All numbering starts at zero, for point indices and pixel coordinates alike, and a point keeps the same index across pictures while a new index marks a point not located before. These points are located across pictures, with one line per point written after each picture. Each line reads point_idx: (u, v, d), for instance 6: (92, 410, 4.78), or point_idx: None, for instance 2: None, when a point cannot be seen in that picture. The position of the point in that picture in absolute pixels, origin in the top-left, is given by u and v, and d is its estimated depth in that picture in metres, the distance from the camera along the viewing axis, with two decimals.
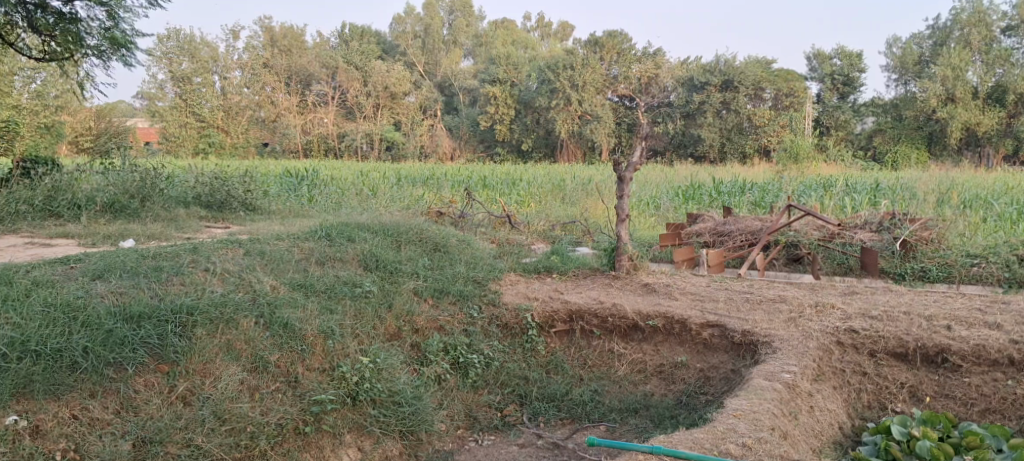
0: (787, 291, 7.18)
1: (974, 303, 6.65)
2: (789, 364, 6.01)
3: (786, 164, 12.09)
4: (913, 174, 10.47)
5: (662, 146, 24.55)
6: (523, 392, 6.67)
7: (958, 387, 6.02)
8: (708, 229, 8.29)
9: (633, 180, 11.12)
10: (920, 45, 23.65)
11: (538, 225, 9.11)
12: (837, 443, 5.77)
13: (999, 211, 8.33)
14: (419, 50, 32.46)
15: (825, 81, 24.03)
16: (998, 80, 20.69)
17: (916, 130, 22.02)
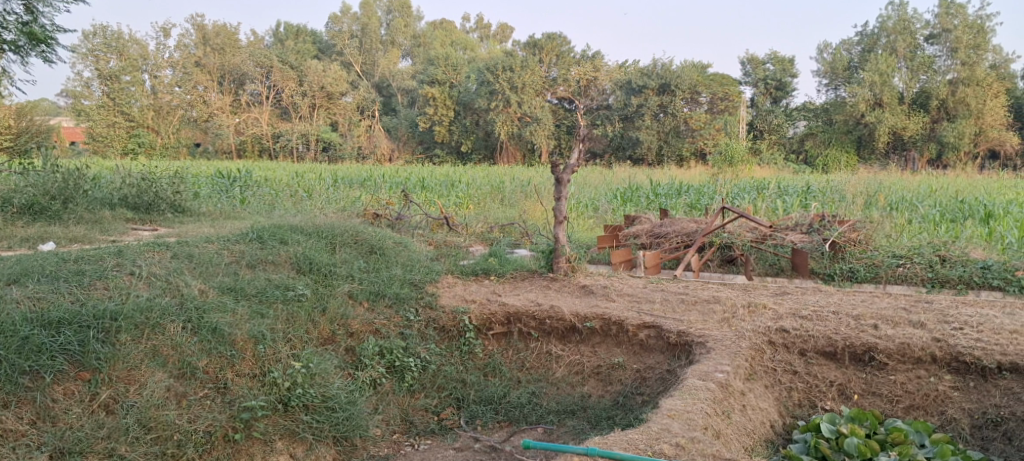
0: (721, 292, 7.29)
1: (900, 302, 6.84)
2: (722, 363, 6.09)
3: (721, 166, 12.26)
4: (842, 177, 10.71)
5: (601, 148, 24.61)
6: (460, 396, 6.64)
7: (884, 384, 6.16)
8: (645, 231, 8.36)
9: (572, 182, 11.17)
10: (849, 51, 24.15)
11: (476, 227, 9.07)
12: (769, 441, 5.87)
13: (923, 213, 8.59)
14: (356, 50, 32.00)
15: (758, 85, 24.78)
16: (922, 86, 21.55)
17: (846, 135, 22.57)
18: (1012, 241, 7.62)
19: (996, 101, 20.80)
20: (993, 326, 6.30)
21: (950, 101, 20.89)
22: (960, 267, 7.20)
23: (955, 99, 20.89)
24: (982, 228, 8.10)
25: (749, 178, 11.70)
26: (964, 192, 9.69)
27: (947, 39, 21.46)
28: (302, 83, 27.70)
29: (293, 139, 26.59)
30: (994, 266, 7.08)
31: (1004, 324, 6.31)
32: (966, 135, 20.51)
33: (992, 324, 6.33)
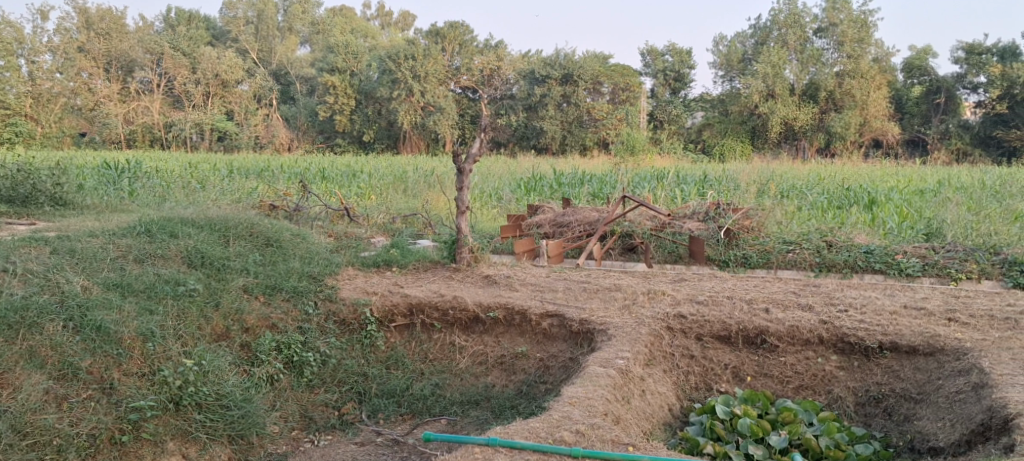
0: (622, 281, 7.41)
1: (789, 287, 7.11)
2: (622, 350, 6.19)
3: (623, 155, 12.44)
4: (737, 166, 11.03)
5: (505, 138, 24.65)
6: (362, 390, 6.54)
7: (775, 366, 6.38)
8: (547, 220, 8.41)
9: (476, 172, 11.15)
10: (744, 43, 24.94)
11: (377, 218, 8.95)
12: (667, 424, 6.01)
13: (812, 200, 8.94)
14: (252, 36, 31.17)
15: (657, 76, 25.35)
16: (811, 78, 22.40)
17: (741, 125, 23.29)
18: (892, 226, 8.00)
19: (879, 92, 22.04)
20: (874, 307, 6.62)
21: (837, 93, 21.84)
22: (845, 251, 7.51)
23: (841, 91, 21.84)
24: (865, 215, 8.47)
25: (649, 168, 11.92)
26: (849, 180, 10.13)
27: (834, 32, 22.41)
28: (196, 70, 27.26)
29: (185, 129, 25.41)
30: (877, 250, 7.41)
31: (885, 305, 6.63)
32: (852, 125, 21.51)
33: (874, 305, 6.64)
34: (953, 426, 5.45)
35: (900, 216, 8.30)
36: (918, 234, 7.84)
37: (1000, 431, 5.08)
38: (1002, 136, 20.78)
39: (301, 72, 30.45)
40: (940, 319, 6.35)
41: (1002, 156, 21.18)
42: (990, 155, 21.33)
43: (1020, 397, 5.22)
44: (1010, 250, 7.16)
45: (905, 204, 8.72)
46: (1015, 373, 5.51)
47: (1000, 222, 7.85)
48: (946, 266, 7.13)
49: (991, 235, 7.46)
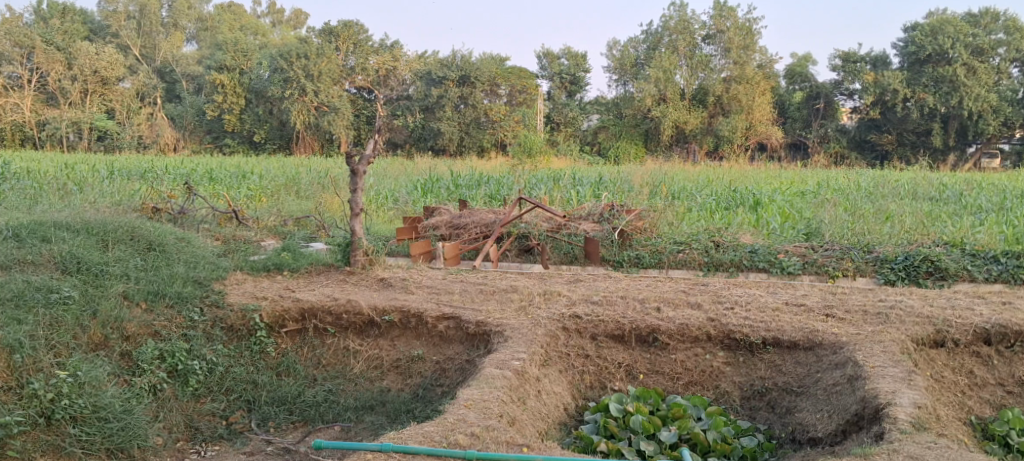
0: (518, 282, 7.45)
1: (679, 286, 7.30)
2: (518, 351, 6.22)
3: (520, 157, 12.52)
4: (631, 168, 11.27)
5: (402, 139, 24.46)
6: (251, 397, 6.36)
7: (666, 363, 6.53)
8: (443, 222, 8.37)
9: (371, 173, 11.02)
10: (636, 48, 25.40)
11: (267, 220, 8.73)
12: (562, 424, 6.07)
13: (701, 202, 9.23)
14: (134, 32, 30.21)
15: (554, 79, 25.79)
16: (701, 83, 23.25)
17: (635, 128, 23.78)
18: (775, 226, 8.33)
19: (763, 97, 22.78)
20: (758, 304, 6.87)
21: (724, 98, 22.65)
22: (732, 251, 7.76)
23: (728, 95, 22.68)
24: (751, 216, 8.80)
25: (545, 170, 12.04)
26: (736, 182, 10.50)
27: (721, 39, 23.30)
28: (72, 66, 25.72)
29: (62, 127, 24.24)
30: (761, 249, 7.69)
31: (768, 302, 6.90)
32: (738, 130, 22.47)
33: (758, 302, 6.90)
34: (831, 417, 5.72)
35: (782, 216, 8.65)
36: (799, 234, 8.18)
37: (872, 420, 5.36)
38: (875, 139, 22.27)
39: (187, 70, 29.41)
40: (819, 315, 6.63)
41: (876, 159, 22.68)
42: (865, 158, 22.72)
43: (890, 388, 5.51)
44: (882, 248, 7.54)
45: (788, 205, 9.11)
46: (886, 365, 5.82)
47: (873, 221, 8.28)
48: (824, 264, 7.46)
49: (865, 234, 7.86)
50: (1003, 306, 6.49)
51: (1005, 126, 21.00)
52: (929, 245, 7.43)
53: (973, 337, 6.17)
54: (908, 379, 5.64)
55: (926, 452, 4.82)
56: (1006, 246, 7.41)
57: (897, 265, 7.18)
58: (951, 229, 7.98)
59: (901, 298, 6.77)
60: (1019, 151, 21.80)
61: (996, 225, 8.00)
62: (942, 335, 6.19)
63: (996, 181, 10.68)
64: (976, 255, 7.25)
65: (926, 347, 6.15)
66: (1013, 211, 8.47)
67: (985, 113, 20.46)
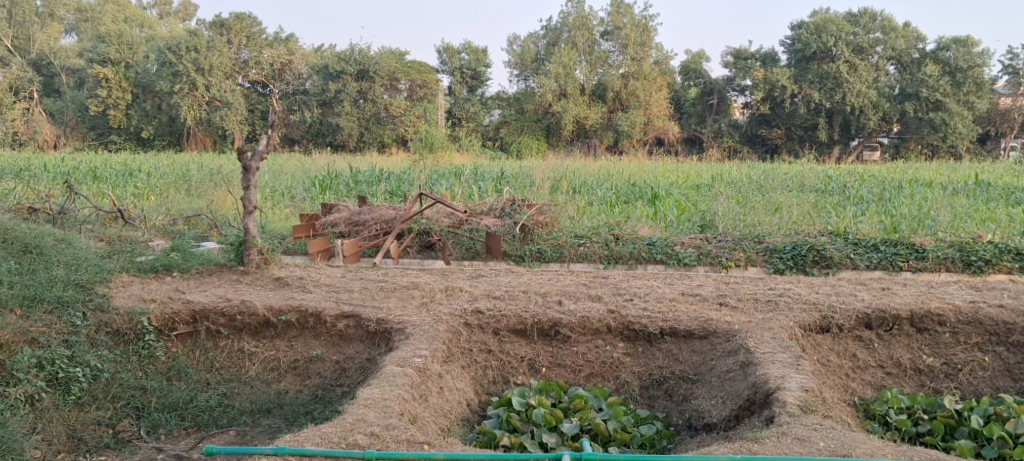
0: (419, 278, 7.39)
1: (580, 279, 7.38)
2: (420, 348, 6.16)
3: (422, 152, 12.43)
4: (533, 162, 11.35)
5: (299, 135, 23.93)
6: (140, 404, 6.09)
7: (568, 356, 6.59)
8: (342, 219, 8.22)
9: (267, 170, 10.74)
10: (536, 44, 25.51)
11: (156, 219, 8.41)
12: (464, 419, 6.05)
13: (600, 196, 9.36)
14: (5, 21, 28.41)
15: (454, 74, 25.79)
16: (600, 79, 23.66)
17: (536, 123, 23.95)
18: (672, 219, 8.54)
19: (660, 94, 23.51)
20: (656, 295, 7.01)
21: (623, 94, 23.17)
22: (630, 244, 7.89)
23: (627, 91, 23.21)
24: (648, 209, 8.97)
25: (446, 165, 11.99)
26: (635, 176, 10.71)
27: (619, 35, 23.71)
28: None
29: None
30: (658, 241, 7.84)
31: (665, 293, 7.05)
32: (637, 124, 22.84)
33: (656, 294, 7.04)
34: (725, 403, 5.89)
35: (679, 209, 8.86)
36: (694, 226, 8.40)
37: (763, 405, 5.56)
38: (765, 134, 23.17)
39: (67, 63, 27.94)
40: (712, 304, 6.82)
41: (767, 152, 23.53)
42: (757, 152, 23.58)
43: (780, 373, 5.71)
44: (771, 239, 7.81)
45: (684, 198, 9.34)
46: (776, 351, 6.03)
47: (763, 213, 8.55)
48: (718, 254, 7.67)
49: (756, 225, 8.13)
50: (883, 292, 6.81)
51: (884, 121, 22.09)
52: (815, 235, 7.74)
53: (856, 322, 6.44)
54: (797, 364, 5.86)
55: (812, 433, 5.01)
56: (885, 235, 7.79)
57: (786, 255, 7.44)
58: (835, 219, 8.33)
59: (790, 286, 7.03)
60: (897, 144, 22.95)
61: (876, 215, 8.40)
62: (828, 321, 6.44)
63: (875, 172, 11.22)
64: (858, 244, 7.59)
65: (812, 333, 6.39)
66: (891, 201, 8.91)
67: (866, 108, 21.47)
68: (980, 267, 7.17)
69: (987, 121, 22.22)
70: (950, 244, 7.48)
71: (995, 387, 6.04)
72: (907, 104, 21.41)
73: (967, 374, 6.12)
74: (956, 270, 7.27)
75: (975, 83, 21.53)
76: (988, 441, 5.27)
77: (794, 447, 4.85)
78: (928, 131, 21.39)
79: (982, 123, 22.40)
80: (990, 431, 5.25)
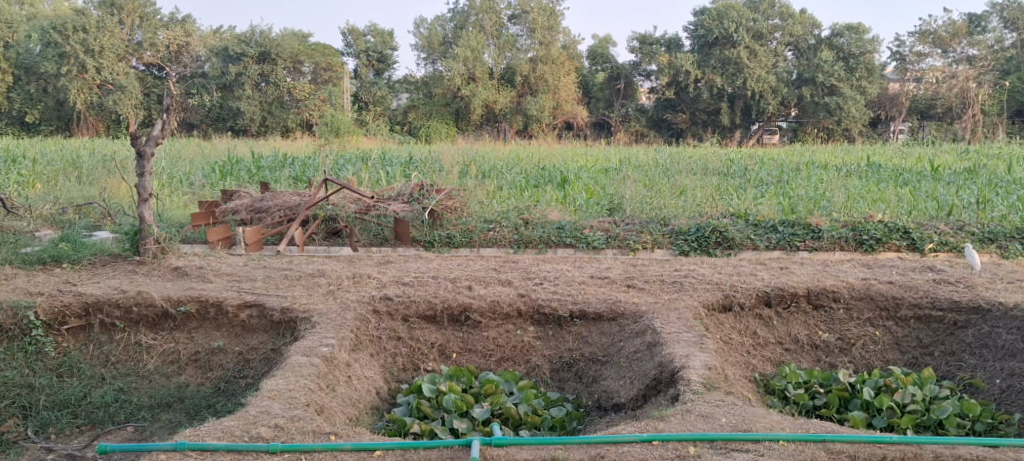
0: (326, 266, 7.25)
1: (490, 263, 7.36)
2: (326, 337, 6.03)
3: (327, 137, 12.16)
4: (441, 147, 11.25)
5: (198, 120, 23.13)
6: (26, 403, 5.85)
7: (478, 341, 6.57)
8: (243, 206, 7.98)
9: (164, 156, 10.33)
10: (444, 27, 25.36)
11: (42, 209, 7.98)
12: (374, 408, 5.97)
13: (510, 180, 9.36)
14: None
15: (360, 57, 25.45)
16: (508, 62, 23.65)
17: (445, 107, 23.78)
18: (581, 202, 8.62)
19: (568, 78, 23.80)
20: (565, 279, 7.06)
21: (532, 78, 23.27)
22: (540, 228, 7.92)
23: (535, 75, 23.35)
24: (558, 193, 9.03)
25: (352, 150, 11.77)
26: (544, 160, 10.74)
27: (526, 20, 23.80)
28: None
29: None
30: (567, 226, 7.89)
31: (575, 276, 7.09)
32: (546, 109, 23.05)
33: (565, 277, 7.08)
34: (632, 383, 5.97)
35: (587, 193, 8.94)
36: (603, 210, 8.50)
37: (669, 383, 5.66)
38: (671, 118, 23.74)
39: None
40: (620, 286, 6.92)
41: (672, 136, 24.10)
42: (662, 136, 24.10)
43: (684, 352, 5.82)
44: (677, 221, 7.96)
45: (592, 182, 9.44)
46: (681, 330, 6.15)
47: (669, 195, 8.69)
48: (626, 237, 7.78)
49: (662, 208, 8.28)
50: (781, 270, 7.04)
51: (783, 105, 22.88)
52: (718, 217, 7.94)
53: (756, 300, 6.64)
54: (700, 343, 5.99)
55: (715, 410, 5.13)
56: (783, 216, 8.05)
57: (690, 237, 7.59)
58: (737, 201, 8.54)
59: (694, 267, 7.19)
60: (795, 128, 23.70)
61: (776, 197, 8.65)
62: (730, 300, 6.61)
63: (775, 155, 11.57)
64: (758, 225, 7.82)
65: (715, 312, 6.56)
66: (789, 183, 9.21)
67: (766, 93, 22.23)
68: (872, 246, 7.47)
69: (878, 105, 23.21)
70: (844, 224, 7.79)
71: (886, 360, 6.29)
72: (804, 89, 22.32)
73: (860, 348, 6.36)
74: (850, 249, 7.56)
75: (866, 69, 22.49)
76: (879, 411, 5.52)
77: (698, 423, 4.96)
78: (824, 115, 22.19)
79: (874, 107, 23.37)
80: (880, 402, 5.50)
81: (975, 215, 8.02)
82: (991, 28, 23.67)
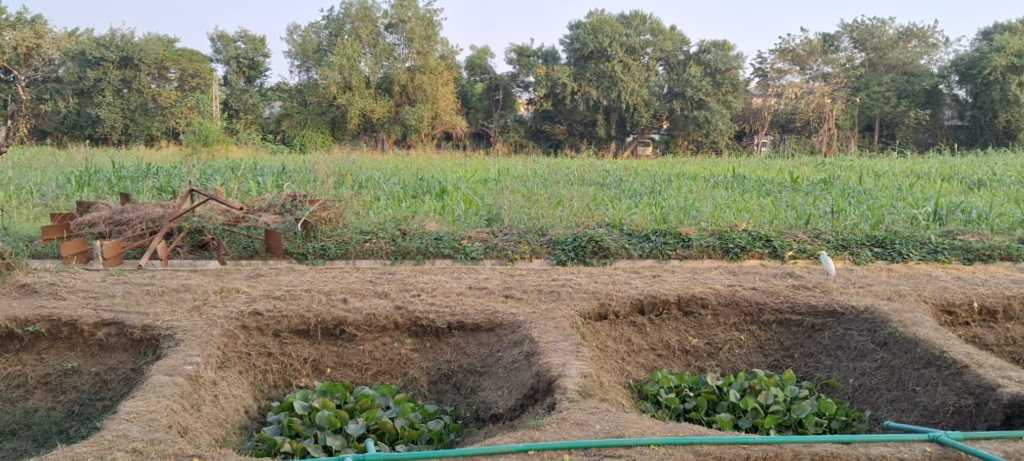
0: (191, 280, 6.94)
1: (366, 275, 7.24)
2: (191, 355, 5.75)
3: (195, 146, 11.74)
4: (317, 156, 11.02)
5: (52, 127, 21.88)
6: None
7: (353, 355, 6.42)
8: (101, 218, 7.59)
9: (12, 165, 9.69)
10: (318, 34, 24.93)
11: None
12: (242, 427, 5.71)
13: (387, 191, 9.26)
14: None
15: (230, 64, 25.10)
16: (384, 72, 23.47)
17: (320, 116, 23.35)
18: (459, 213, 8.61)
19: (445, 88, 23.74)
20: (443, 290, 7.01)
21: (409, 87, 23.12)
22: (418, 239, 7.84)
23: (413, 85, 23.15)
24: (436, 203, 8.99)
25: (222, 160, 11.36)
26: (423, 171, 10.66)
27: (403, 29, 23.76)
28: None
29: None
30: (445, 236, 7.84)
31: (452, 287, 7.06)
32: (425, 119, 22.96)
33: (443, 288, 7.04)
34: (510, 393, 5.94)
35: (465, 203, 8.95)
36: (481, 220, 8.52)
37: (545, 392, 5.66)
38: (549, 130, 24.11)
39: None
40: (498, 296, 6.92)
41: (550, 147, 24.50)
42: (541, 147, 24.44)
43: (560, 361, 5.85)
44: (554, 231, 8.07)
45: (471, 192, 9.45)
46: (557, 339, 6.19)
47: (547, 205, 8.79)
48: (504, 247, 7.80)
49: (539, 218, 8.37)
50: (653, 279, 7.24)
51: (655, 118, 23.73)
52: (594, 227, 8.09)
53: (630, 308, 6.82)
54: (576, 351, 6.04)
55: (589, 417, 5.17)
56: (656, 225, 8.29)
57: (566, 247, 7.69)
58: (612, 212, 8.73)
59: (571, 277, 7.29)
60: (667, 141, 24.57)
61: (649, 207, 8.91)
62: (605, 308, 6.77)
63: (648, 167, 11.88)
64: (631, 234, 8.02)
65: (591, 320, 6.68)
66: (661, 194, 9.50)
67: (639, 106, 23.05)
68: (737, 253, 7.79)
69: (744, 119, 24.26)
70: (711, 233, 8.08)
71: (750, 363, 6.54)
72: (675, 102, 23.21)
73: (727, 352, 6.59)
74: (717, 257, 7.86)
75: (731, 84, 23.59)
76: (744, 412, 5.73)
77: (572, 431, 4.98)
78: (693, 128, 23.10)
79: (739, 121, 24.37)
80: (745, 403, 5.70)
81: (830, 224, 8.50)
82: (844, 47, 25.28)
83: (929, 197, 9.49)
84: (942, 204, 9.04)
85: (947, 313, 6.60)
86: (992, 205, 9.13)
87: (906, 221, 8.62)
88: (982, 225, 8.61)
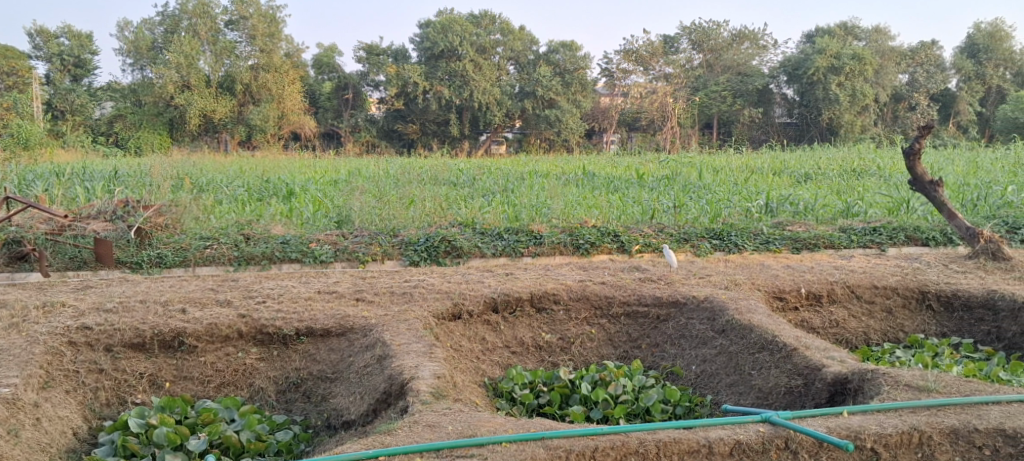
0: (8, 295, 6.46)
1: (207, 284, 6.93)
2: (8, 376, 5.28)
3: (11, 149, 10.95)
4: (151, 158, 10.48)
5: None
6: None
7: (194, 367, 6.10)
8: None
9: None
10: (152, 31, 23.76)
11: None
12: (70, 451, 5.20)
13: (229, 194, 8.92)
14: None
15: (53, 61, 23.59)
16: (226, 70, 22.57)
17: (156, 116, 22.26)
18: (308, 216, 8.39)
19: (292, 87, 23.08)
20: (290, 295, 6.79)
21: (253, 86, 22.38)
22: (263, 243, 7.57)
23: (257, 84, 22.47)
24: (283, 206, 8.74)
25: (44, 165, 10.64)
26: (269, 172, 10.34)
27: (245, 25, 22.93)
28: None
29: None
30: (292, 240, 7.61)
31: (300, 293, 6.85)
32: (270, 119, 22.21)
33: (290, 293, 6.82)
34: (362, 398, 5.71)
35: (314, 205, 8.74)
36: (330, 222, 8.34)
37: (398, 396, 5.49)
38: (401, 129, 23.98)
39: None
40: (349, 300, 6.77)
41: (403, 147, 24.34)
42: (394, 146, 24.29)
43: (413, 363, 5.74)
44: (405, 232, 8.00)
45: (320, 193, 9.25)
46: (409, 341, 6.09)
47: (399, 206, 8.68)
48: (354, 250, 7.65)
49: (391, 218, 8.27)
50: (506, 277, 7.30)
51: (508, 117, 24.15)
52: (446, 226, 8.07)
53: (484, 306, 6.83)
54: (429, 352, 5.95)
55: (442, 418, 5.06)
56: (508, 224, 8.36)
57: (418, 247, 7.62)
58: (464, 211, 8.73)
59: (424, 278, 7.24)
60: (520, 139, 25.02)
61: (501, 206, 8.98)
62: (458, 308, 6.75)
63: (497, 165, 12.00)
64: (484, 233, 8.05)
65: (445, 321, 6.64)
66: (512, 192, 9.62)
67: (491, 105, 23.35)
68: (587, 249, 7.96)
69: (593, 117, 24.97)
70: (562, 229, 8.24)
71: (601, 355, 6.67)
72: (527, 101, 23.67)
73: (579, 346, 6.69)
74: (568, 253, 8.00)
75: (580, 83, 24.30)
76: (595, 404, 5.79)
77: (424, 434, 4.84)
78: (546, 127, 23.90)
79: (588, 120, 25.08)
80: (596, 395, 5.77)
81: (672, 218, 8.85)
82: (683, 49, 26.37)
83: (762, 191, 10.06)
84: (773, 197, 9.60)
85: (779, 300, 6.98)
86: (816, 197, 9.78)
87: (741, 214, 9.09)
88: (808, 216, 9.22)
